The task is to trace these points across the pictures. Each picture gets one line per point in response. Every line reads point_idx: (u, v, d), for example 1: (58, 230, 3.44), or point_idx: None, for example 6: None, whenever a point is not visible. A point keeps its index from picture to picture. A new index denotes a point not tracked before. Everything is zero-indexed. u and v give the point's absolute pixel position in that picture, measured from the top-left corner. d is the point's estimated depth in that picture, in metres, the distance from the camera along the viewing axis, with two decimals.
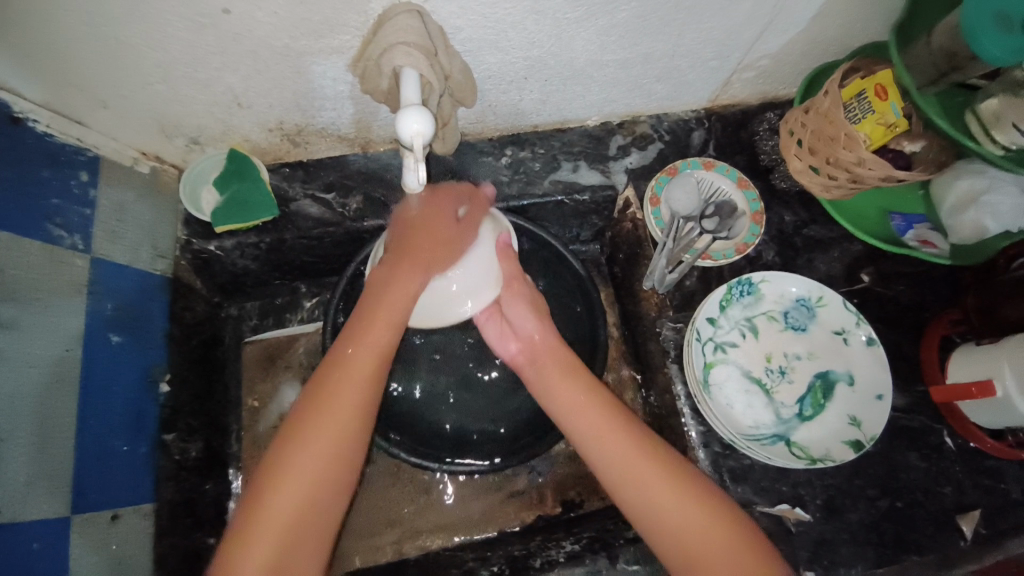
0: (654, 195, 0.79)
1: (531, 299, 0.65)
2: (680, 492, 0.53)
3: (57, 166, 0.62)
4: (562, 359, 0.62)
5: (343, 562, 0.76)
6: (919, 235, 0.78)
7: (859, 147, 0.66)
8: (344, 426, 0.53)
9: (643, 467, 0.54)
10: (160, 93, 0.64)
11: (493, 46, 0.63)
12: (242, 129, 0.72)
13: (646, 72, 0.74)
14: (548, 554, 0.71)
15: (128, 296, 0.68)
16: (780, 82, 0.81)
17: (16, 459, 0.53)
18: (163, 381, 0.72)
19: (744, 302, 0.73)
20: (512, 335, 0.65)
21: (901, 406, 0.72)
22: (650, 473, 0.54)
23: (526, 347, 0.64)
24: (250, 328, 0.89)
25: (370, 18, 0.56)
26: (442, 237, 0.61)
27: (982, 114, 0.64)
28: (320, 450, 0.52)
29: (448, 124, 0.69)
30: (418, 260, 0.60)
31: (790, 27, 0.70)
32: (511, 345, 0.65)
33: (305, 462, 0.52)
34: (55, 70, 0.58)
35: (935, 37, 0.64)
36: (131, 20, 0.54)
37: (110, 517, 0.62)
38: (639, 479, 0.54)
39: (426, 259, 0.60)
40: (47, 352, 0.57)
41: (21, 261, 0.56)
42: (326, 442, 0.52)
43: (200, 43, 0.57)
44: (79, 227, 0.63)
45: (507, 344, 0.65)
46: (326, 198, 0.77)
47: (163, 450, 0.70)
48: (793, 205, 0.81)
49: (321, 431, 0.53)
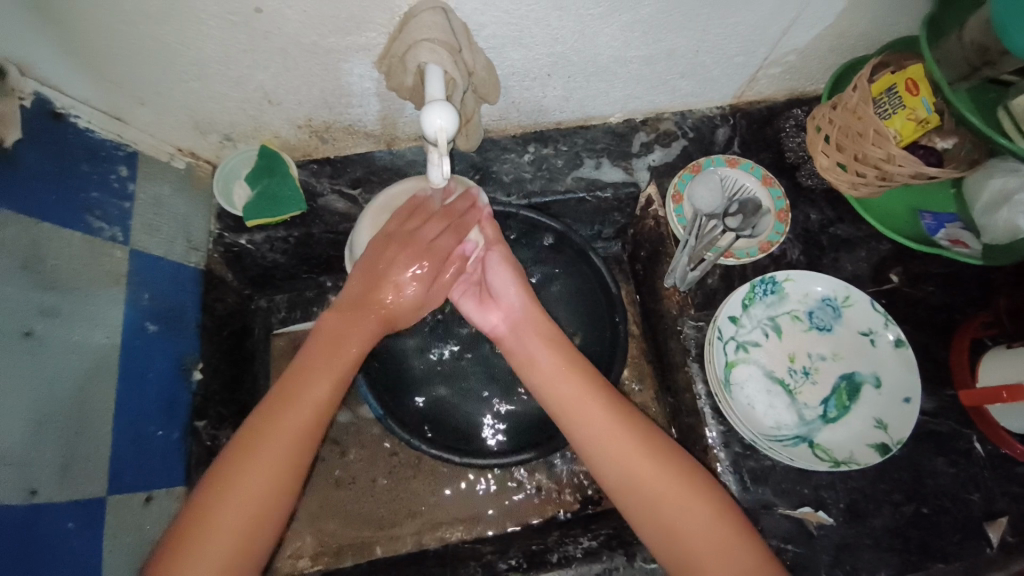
0: (677, 192, 0.78)
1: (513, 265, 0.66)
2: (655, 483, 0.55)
3: (97, 161, 0.65)
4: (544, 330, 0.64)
5: (365, 551, 0.78)
6: (950, 234, 0.75)
7: (888, 143, 0.64)
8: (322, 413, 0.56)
9: (627, 450, 0.56)
10: (194, 90, 0.66)
11: (516, 42, 0.64)
12: (272, 126, 0.74)
13: (670, 68, 0.73)
14: (565, 549, 0.69)
15: (162, 287, 0.71)
16: (808, 77, 0.80)
17: (57, 441, 0.55)
18: (195, 370, 0.74)
19: (768, 301, 0.72)
20: (493, 304, 0.66)
21: (929, 410, 0.71)
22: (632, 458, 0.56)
23: (507, 315, 0.65)
24: (278, 320, 0.91)
25: (396, 16, 0.57)
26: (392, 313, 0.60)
27: (1013, 110, 0.63)
28: (294, 426, 0.54)
29: (471, 120, 0.70)
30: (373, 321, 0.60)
31: (818, 22, 0.69)
32: (492, 315, 0.66)
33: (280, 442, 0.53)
34: (95, 67, 0.60)
35: (967, 31, 0.63)
36: (167, 20, 0.56)
37: (144, 499, 0.65)
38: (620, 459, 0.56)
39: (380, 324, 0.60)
40: (87, 339, 0.60)
41: (63, 251, 0.59)
42: (300, 422, 0.54)
43: (233, 41, 0.59)
44: (117, 220, 0.66)
45: (487, 314, 0.66)
46: (352, 194, 0.79)
47: (194, 437, 0.73)
48: (820, 203, 0.80)
49: (306, 410, 0.55)
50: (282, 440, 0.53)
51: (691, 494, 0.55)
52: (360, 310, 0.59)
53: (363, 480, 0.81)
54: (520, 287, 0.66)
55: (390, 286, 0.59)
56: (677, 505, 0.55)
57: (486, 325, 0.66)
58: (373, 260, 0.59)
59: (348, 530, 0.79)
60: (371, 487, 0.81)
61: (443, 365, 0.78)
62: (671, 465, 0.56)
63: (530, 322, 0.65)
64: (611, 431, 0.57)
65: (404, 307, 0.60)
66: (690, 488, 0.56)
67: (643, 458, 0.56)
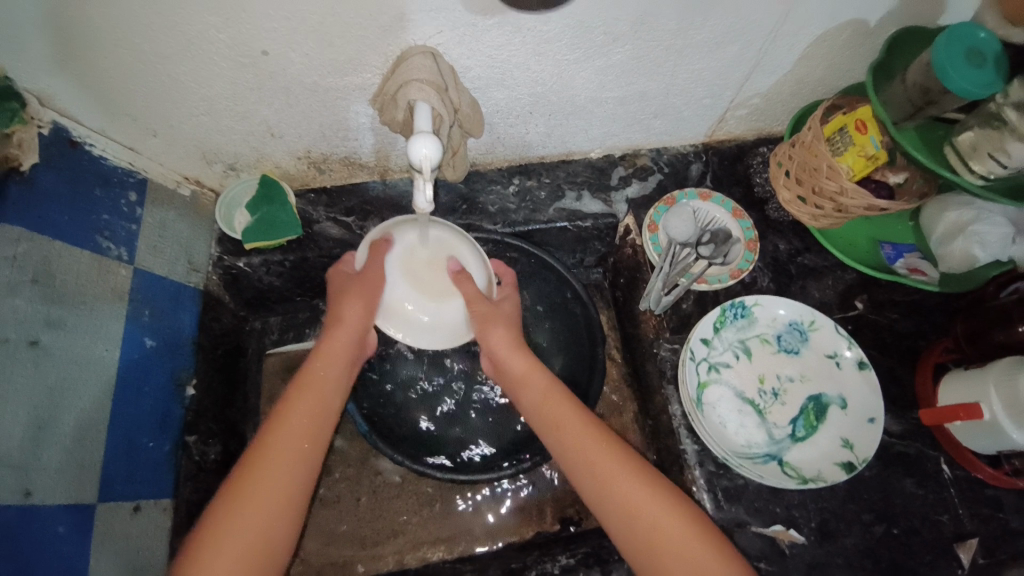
0: (652, 223, 0.83)
1: (484, 315, 0.67)
2: (624, 467, 0.59)
3: (109, 187, 0.70)
4: (522, 361, 0.67)
5: (346, 569, 0.78)
6: (908, 264, 0.80)
7: (841, 177, 0.70)
8: (327, 399, 0.62)
9: (593, 438, 0.61)
10: (203, 123, 0.72)
11: (500, 84, 0.70)
12: (274, 156, 0.79)
13: (644, 109, 0.79)
14: (543, 567, 0.71)
15: (161, 303, 0.74)
16: (774, 119, 0.86)
17: (52, 446, 0.58)
18: (189, 385, 0.77)
19: (738, 325, 0.75)
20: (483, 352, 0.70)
21: (897, 433, 0.73)
22: (597, 444, 0.61)
23: (492, 362, 0.69)
24: (271, 341, 0.94)
25: (389, 59, 0.64)
26: (347, 333, 0.66)
27: (959, 146, 0.68)
28: (302, 416, 0.60)
29: (457, 153, 0.76)
30: (342, 336, 0.65)
31: (776, 69, 0.75)
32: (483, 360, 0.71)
33: (265, 487, 0.55)
34: (112, 102, 0.66)
35: (909, 75, 0.68)
36: (182, 59, 0.62)
37: (132, 508, 0.66)
38: (587, 450, 0.60)
39: (346, 341, 0.66)
40: (89, 349, 0.63)
41: (72, 267, 0.63)
42: (307, 410, 0.60)
43: (241, 80, 0.65)
44: (124, 240, 0.70)
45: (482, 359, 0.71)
46: (346, 221, 0.84)
47: (183, 450, 0.75)
48: (788, 234, 0.84)
49: (308, 399, 0.61)
50: (271, 486, 0.55)
51: (647, 503, 0.57)
52: (336, 325, 0.66)
53: (346, 498, 0.82)
54: (500, 332, 0.68)
55: (341, 313, 0.66)
56: (642, 521, 0.56)
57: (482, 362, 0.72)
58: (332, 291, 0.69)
59: (330, 548, 0.79)
60: (355, 504, 0.82)
61: (427, 385, 0.80)
62: (623, 476, 0.58)
63: (510, 360, 0.67)
64: (574, 423, 0.62)
65: (357, 324, 0.66)
66: (647, 493, 0.58)
67: (607, 449, 0.60)
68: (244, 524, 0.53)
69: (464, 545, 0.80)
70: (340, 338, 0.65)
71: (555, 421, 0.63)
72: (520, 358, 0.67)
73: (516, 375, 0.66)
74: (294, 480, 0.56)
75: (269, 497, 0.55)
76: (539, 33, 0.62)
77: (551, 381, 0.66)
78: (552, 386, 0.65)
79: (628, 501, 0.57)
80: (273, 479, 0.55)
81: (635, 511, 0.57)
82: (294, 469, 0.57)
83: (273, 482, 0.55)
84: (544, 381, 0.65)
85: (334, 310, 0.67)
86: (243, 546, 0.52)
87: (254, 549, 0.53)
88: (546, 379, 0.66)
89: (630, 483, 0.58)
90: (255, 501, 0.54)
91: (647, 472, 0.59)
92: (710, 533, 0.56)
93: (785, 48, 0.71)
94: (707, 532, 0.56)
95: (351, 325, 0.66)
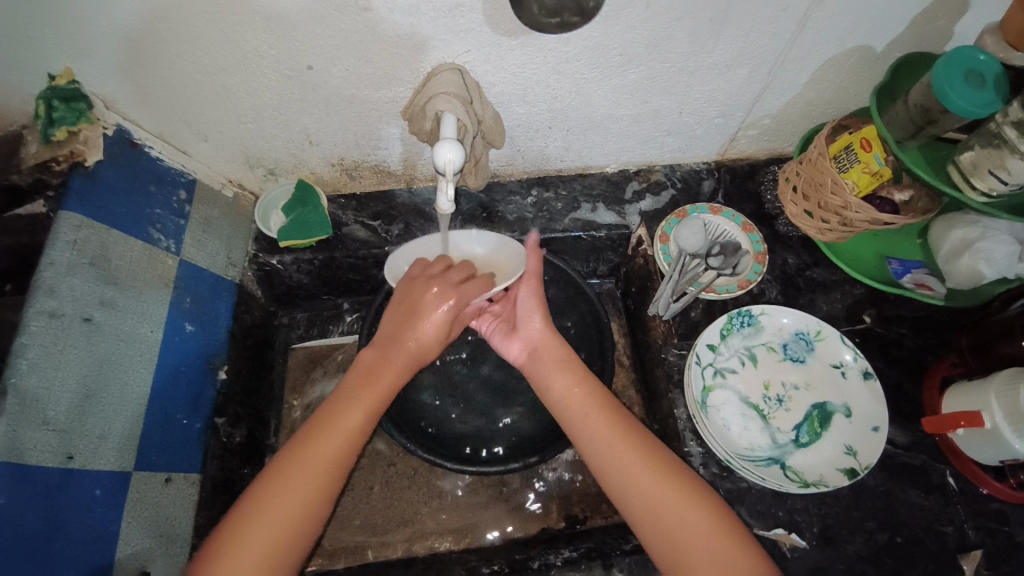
0: (664, 234, 0.87)
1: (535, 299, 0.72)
2: (644, 465, 0.61)
3: (162, 184, 0.77)
4: (557, 352, 0.70)
5: (357, 555, 0.81)
6: (915, 279, 0.82)
7: (845, 192, 0.73)
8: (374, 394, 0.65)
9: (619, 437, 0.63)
10: (250, 131, 0.78)
11: (521, 99, 0.75)
12: (310, 163, 0.85)
13: (658, 127, 0.84)
14: (547, 558, 0.73)
15: (202, 293, 0.80)
16: (784, 139, 0.90)
17: (95, 416, 0.63)
18: (222, 369, 0.82)
19: (744, 333, 0.78)
20: (516, 338, 0.72)
21: (902, 444, 0.74)
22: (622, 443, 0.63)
23: (527, 346, 0.71)
24: (297, 336, 0.99)
25: (421, 73, 0.70)
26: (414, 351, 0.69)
27: (961, 163, 0.70)
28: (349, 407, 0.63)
29: (479, 162, 0.80)
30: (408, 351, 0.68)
31: (785, 91, 0.79)
32: (515, 346, 0.72)
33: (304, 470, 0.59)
34: (173, 109, 0.73)
35: (912, 96, 0.71)
36: (235, 73, 0.69)
37: (164, 480, 0.71)
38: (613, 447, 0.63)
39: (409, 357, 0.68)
40: (134, 330, 0.69)
41: (124, 254, 0.70)
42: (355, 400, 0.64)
43: (287, 91, 0.72)
44: (173, 233, 0.77)
45: (512, 347, 0.73)
46: (372, 225, 0.89)
47: (213, 431, 0.79)
48: (796, 249, 0.87)
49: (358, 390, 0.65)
50: (310, 470, 0.59)
51: (661, 500, 0.59)
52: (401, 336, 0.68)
53: (360, 486, 0.86)
54: (542, 317, 0.72)
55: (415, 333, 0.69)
56: (659, 516, 0.59)
57: (490, 332, 0.76)
58: (409, 305, 0.69)
59: (343, 533, 0.83)
60: (368, 493, 0.85)
61: (442, 383, 0.84)
62: (650, 483, 0.60)
63: (544, 348, 0.70)
64: (600, 421, 0.65)
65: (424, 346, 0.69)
66: (665, 491, 0.60)
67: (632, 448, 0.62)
68: (284, 501, 0.57)
69: (471, 537, 0.82)
70: (401, 348, 0.68)
71: (589, 419, 0.65)
72: (554, 348, 0.70)
73: (548, 363, 0.69)
74: (332, 472, 0.60)
75: (306, 488, 0.58)
76: (558, 52, 0.68)
77: (586, 378, 0.68)
78: (584, 380, 0.68)
79: (643, 497, 0.60)
80: (314, 463, 0.59)
81: (652, 508, 0.59)
82: (333, 456, 0.60)
83: (311, 472, 0.59)
84: (576, 374, 0.68)
85: (403, 327, 0.69)
86: (279, 524, 0.56)
87: (289, 525, 0.57)
88: (577, 372, 0.68)
89: (649, 481, 0.60)
90: (297, 480, 0.58)
91: (679, 479, 0.61)
92: (724, 533, 0.58)
93: (793, 71, 0.75)
94: (722, 532, 0.58)
95: (430, 342, 0.69)
